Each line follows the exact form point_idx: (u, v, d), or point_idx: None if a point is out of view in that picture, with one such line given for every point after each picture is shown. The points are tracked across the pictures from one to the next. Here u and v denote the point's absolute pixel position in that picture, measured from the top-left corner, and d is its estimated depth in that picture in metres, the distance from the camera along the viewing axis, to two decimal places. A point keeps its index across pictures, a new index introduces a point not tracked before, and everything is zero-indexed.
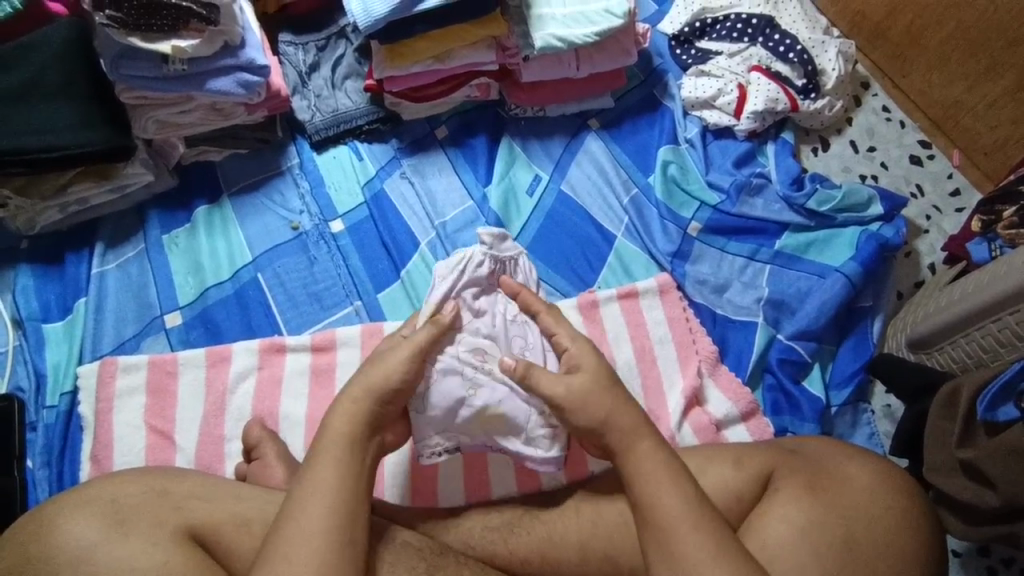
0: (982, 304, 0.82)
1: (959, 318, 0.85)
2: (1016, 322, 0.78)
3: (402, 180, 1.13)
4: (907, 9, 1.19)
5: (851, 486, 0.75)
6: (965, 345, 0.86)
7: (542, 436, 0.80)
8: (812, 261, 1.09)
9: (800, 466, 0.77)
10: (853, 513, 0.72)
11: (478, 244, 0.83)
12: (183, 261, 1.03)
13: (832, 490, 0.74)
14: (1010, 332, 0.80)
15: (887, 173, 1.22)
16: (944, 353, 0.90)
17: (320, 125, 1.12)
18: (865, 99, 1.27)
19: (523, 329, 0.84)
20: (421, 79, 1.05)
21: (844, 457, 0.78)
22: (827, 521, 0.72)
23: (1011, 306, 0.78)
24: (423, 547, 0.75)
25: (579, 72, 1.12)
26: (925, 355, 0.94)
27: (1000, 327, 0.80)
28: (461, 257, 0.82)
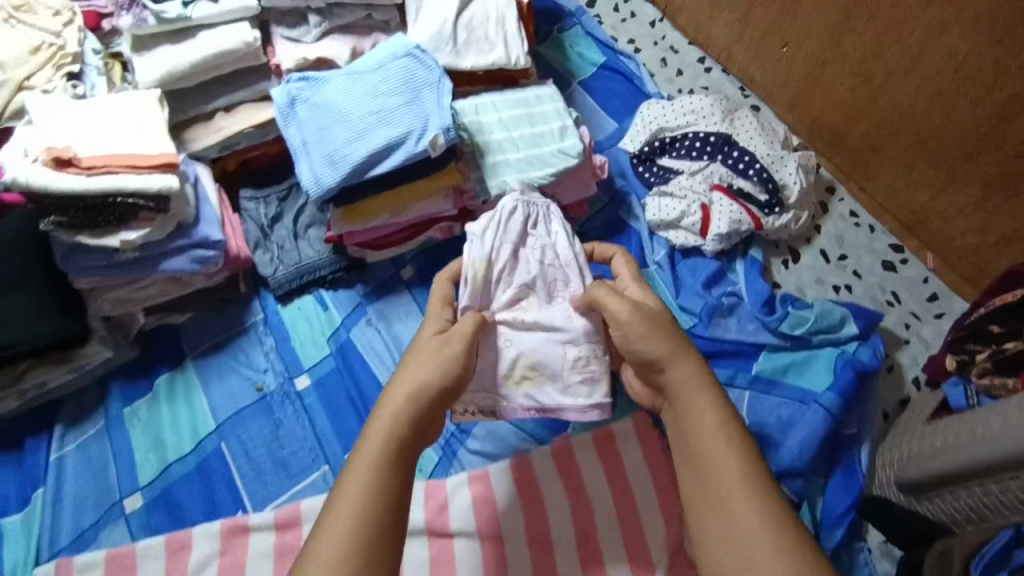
0: (980, 466, 0.77)
1: (948, 477, 0.81)
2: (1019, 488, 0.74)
3: (368, 327, 1.11)
4: (862, 119, 1.18)
5: None
6: (967, 497, 0.81)
7: (578, 386, 0.88)
8: (793, 385, 1.05)
9: None
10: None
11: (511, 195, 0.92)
12: (143, 437, 1.01)
13: None
14: (1011, 496, 0.76)
15: (861, 282, 1.20)
16: (944, 500, 0.85)
17: (283, 278, 1.11)
18: (831, 204, 1.27)
19: (561, 272, 0.90)
20: (379, 231, 1.04)
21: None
22: None
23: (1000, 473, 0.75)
24: None
25: None
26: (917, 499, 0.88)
27: (1003, 490, 0.76)
28: (493, 213, 0.90)
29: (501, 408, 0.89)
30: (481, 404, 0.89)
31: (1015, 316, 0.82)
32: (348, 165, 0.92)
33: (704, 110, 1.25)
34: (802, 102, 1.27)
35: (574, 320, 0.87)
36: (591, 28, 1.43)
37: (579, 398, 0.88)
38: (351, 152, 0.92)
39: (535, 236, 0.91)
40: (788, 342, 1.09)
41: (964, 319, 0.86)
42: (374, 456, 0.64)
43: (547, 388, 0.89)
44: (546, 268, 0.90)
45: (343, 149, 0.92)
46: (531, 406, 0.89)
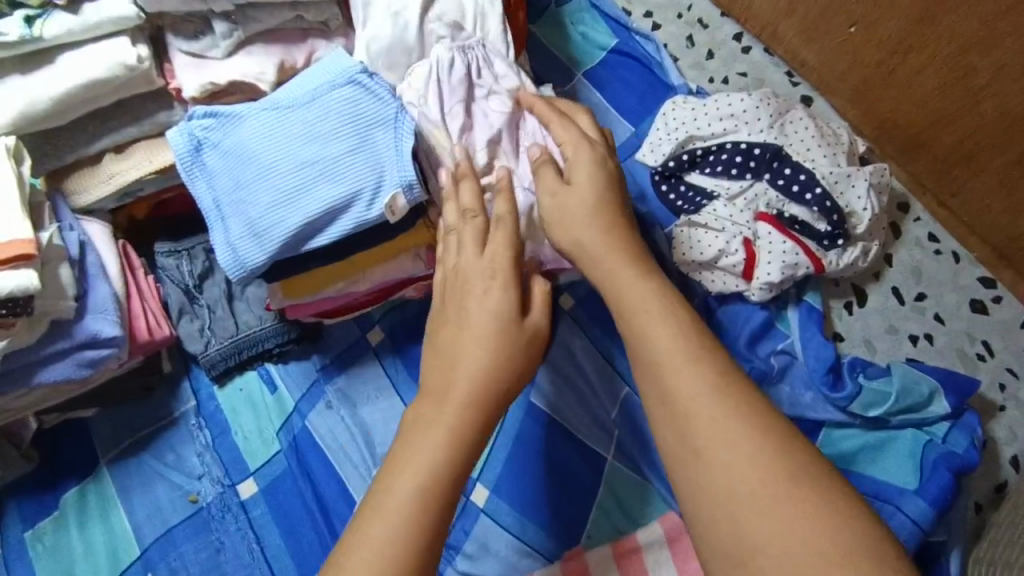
0: None
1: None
2: None
3: (327, 411, 0.88)
4: (955, 123, 0.92)
5: None
6: None
7: None
8: (867, 480, 0.83)
9: None
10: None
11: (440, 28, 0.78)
12: (52, 570, 0.81)
13: None
14: None
15: (943, 330, 0.96)
16: None
17: (217, 355, 0.87)
18: (904, 226, 1.02)
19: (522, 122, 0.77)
20: (332, 302, 0.81)
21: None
22: None
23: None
24: None
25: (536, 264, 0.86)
26: None
27: None
28: (429, 63, 0.76)
29: None
30: None
31: None
32: (275, 238, 0.67)
33: (745, 113, 0.98)
34: (871, 97, 1.00)
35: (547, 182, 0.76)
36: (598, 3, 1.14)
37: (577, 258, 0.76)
38: (280, 221, 0.67)
39: (484, 82, 0.77)
40: (857, 420, 0.86)
41: None
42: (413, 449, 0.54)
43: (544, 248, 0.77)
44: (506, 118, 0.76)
45: (268, 216, 0.67)
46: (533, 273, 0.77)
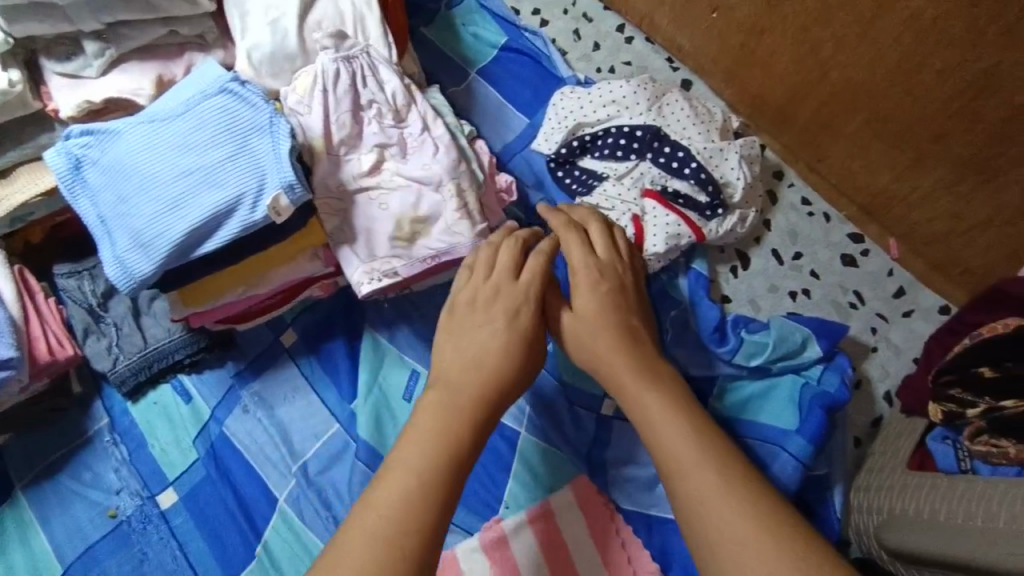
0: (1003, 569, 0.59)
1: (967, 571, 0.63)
2: None
3: (245, 414, 0.91)
4: (811, 95, 1.01)
5: None
6: None
7: (460, 222, 0.81)
8: (753, 424, 0.90)
9: None
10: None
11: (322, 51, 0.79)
12: None
13: None
14: None
15: (819, 284, 1.05)
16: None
17: (126, 371, 0.88)
18: (781, 192, 1.10)
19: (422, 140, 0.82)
20: (235, 306, 0.83)
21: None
22: None
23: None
24: None
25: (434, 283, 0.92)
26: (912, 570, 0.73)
27: None
28: (313, 75, 0.78)
29: (399, 270, 0.82)
30: (382, 267, 0.81)
31: (1011, 356, 0.69)
32: (163, 247, 0.69)
33: (626, 98, 1.04)
34: (741, 75, 1.08)
35: (432, 166, 0.81)
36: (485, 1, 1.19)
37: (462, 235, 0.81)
38: (165, 231, 0.69)
39: (369, 89, 0.80)
40: (745, 371, 0.93)
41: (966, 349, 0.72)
42: None
43: (435, 234, 0.82)
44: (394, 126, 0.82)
45: (153, 227, 0.69)
46: (425, 256, 0.82)
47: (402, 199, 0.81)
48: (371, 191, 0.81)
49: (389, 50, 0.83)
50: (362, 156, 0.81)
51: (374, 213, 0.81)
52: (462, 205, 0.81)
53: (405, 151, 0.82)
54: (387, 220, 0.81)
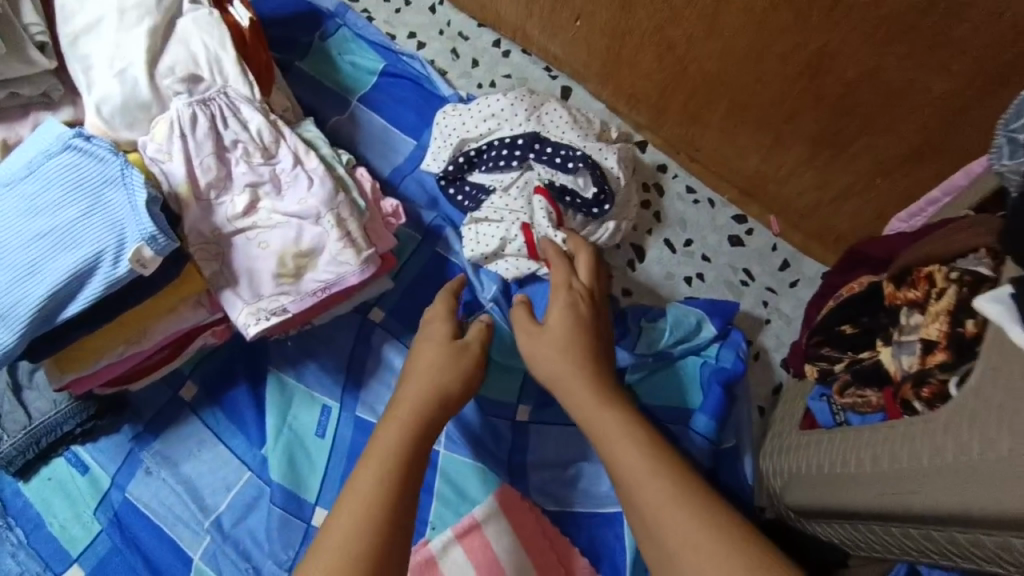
0: (875, 509, 0.61)
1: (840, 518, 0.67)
2: (922, 536, 0.58)
3: (149, 476, 0.87)
4: (676, 90, 1.06)
5: None
6: (865, 532, 0.66)
7: (344, 251, 0.81)
8: (659, 409, 0.94)
9: None
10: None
11: (178, 96, 0.78)
12: None
13: None
14: (914, 542, 0.60)
15: (711, 266, 1.10)
16: (836, 527, 0.72)
17: (12, 451, 0.84)
18: (666, 184, 1.15)
19: (294, 176, 0.82)
20: (118, 368, 0.80)
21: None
22: None
23: (865, 519, 0.64)
24: None
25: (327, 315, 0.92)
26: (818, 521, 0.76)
27: (903, 533, 0.60)
28: (171, 122, 0.77)
29: (289, 307, 0.81)
30: (270, 305, 0.81)
31: (867, 312, 0.71)
32: (22, 318, 0.67)
33: (503, 111, 1.06)
34: (613, 78, 1.13)
35: (308, 198, 0.81)
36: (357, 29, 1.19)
37: (347, 264, 0.81)
38: (22, 298, 0.67)
39: (232, 129, 0.79)
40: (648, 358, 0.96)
41: (837, 309, 0.73)
42: None
43: (321, 266, 0.82)
44: (265, 163, 0.81)
45: (9, 297, 0.67)
46: (313, 289, 0.82)
47: (282, 236, 0.81)
48: (249, 232, 0.81)
49: (249, 88, 0.82)
50: (235, 198, 0.80)
51: (254, 253, 0.80)
52: (344, 234, 0.81)
53: (279, 187, 0.82)
54: (268, 258, 0.80)
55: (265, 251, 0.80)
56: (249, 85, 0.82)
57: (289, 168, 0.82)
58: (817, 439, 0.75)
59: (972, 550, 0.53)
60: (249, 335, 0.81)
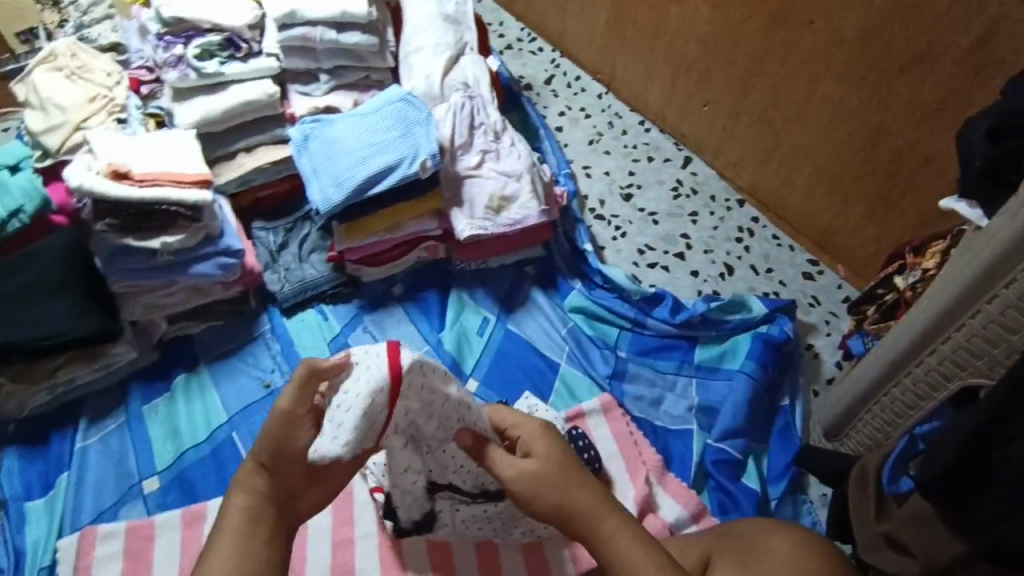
0: (889, 365, 0.92)
1: (874, 394, 0.97)
2: (925, 373, 0.88)
3: (364, 333, 1.27)
4: (774, 159, 1.45)
5: (773, 557, 0.76)
6: (892, 403, 0.96)
7: (533, 200, 1.25)
8: (728, 369, 1.24)
9: (722, 544, 0.82)
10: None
11: (457, 92, 1.28)
12: (161, 429, 1.11)
13: (754, 561, 0.77)
14: (925, 385, 0.90)
15: (786, 288, 1.41)
16: (874, 416, 0.99)
17: (289, 294, 1.26)
18: (757, 230, 1.51)
19: (511, 151, 1.28)
20: (375, 247, 1.23)
21: (772, 532, 0.80)
22: None
23: (885, 387, 0.96)
24: None
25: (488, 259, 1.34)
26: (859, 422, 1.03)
27: (914, 380, 0.90)
28: (448, 107, 1.26)
29: (490, 227, 1.22)
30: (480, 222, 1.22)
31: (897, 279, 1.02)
32: (350, 187, 1.12)
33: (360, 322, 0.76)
34: (725, 149, 1.55)
35: (517, 165, 1.26)
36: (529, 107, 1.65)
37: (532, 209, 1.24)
38: (355, 173, 1.12)
39: (481, 117, 1.28)
40: (713, 332, 1.28)
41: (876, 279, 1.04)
42: None
43: (514, 208, 1.24)
44: (493, 141, 1.27)
45: (347, 172, 1.12)
46: (507, 221, 1.23)
47: (496, 183, 1.24)
48: (475, 177, 1.24)
49: (492, 99, 1.31)
50: (470, 157, 1.25)
51: (476, 189, 1.24)
52: (533, 191, 1.25)
53: (499, 156, 1.27)
54: (483, 195, 1.23)
55: (483, 192, 1.23)
56: (493, 98, 1.31)
57: (508, 147, 1.28)
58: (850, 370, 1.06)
59: (950, 358, 0.85)
60: (461, 239, 1.21)
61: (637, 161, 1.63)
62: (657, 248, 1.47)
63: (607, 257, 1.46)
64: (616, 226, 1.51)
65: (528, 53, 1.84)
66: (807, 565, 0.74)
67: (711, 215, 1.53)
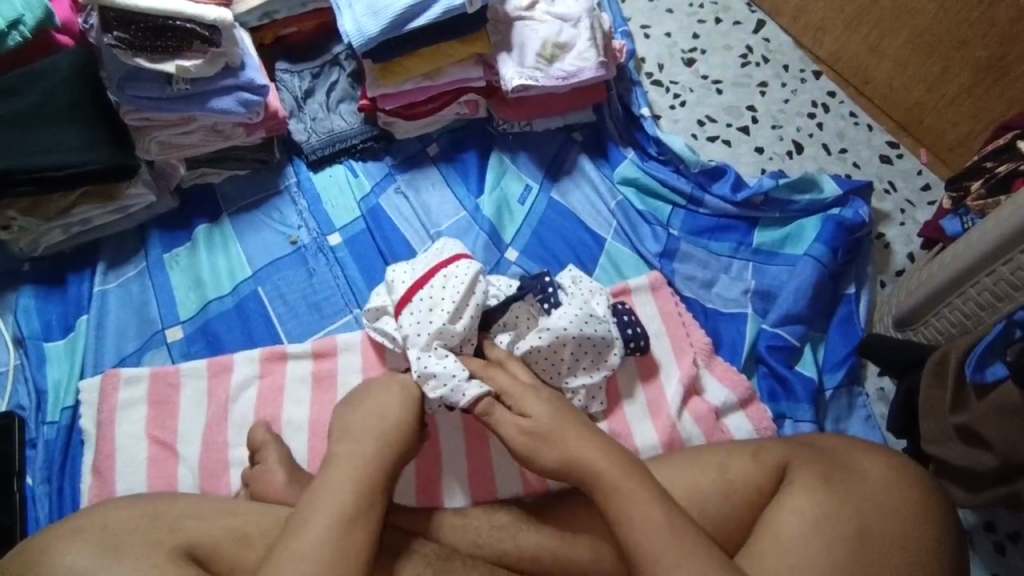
0: (990, 247, 0.81)
1: (958, 281, 0.87)
2: None
3: (396, 194, 1.16)
4: (864, 23, 1.27)
5: (864, 477, 0.71)
6: (976, 294, 0.86)
7: (589, 50, 1.10)
8: (789, 255, 1.14)
9: (813, 456, 0.74)
10: (870, 507, 0.68)
11: None
12: (183, 278, 1.05)
13: (847, 481, 0.70)
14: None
15: (859, 172, 1.28)
16: (953, 310, 0.90)
17: (316, 145, 1.15)
18: (832, 105, 1.35)
19: None
20: (411, 96, 1.12)
21: (858, 449, 0.74)
22: (840, 514, 0.68)
23: (989, 267, 0.83)
24: (429, 553, 0.74)
25: (526, 123, 1.21)
26: (932, 314, 0.94)
27: (1013, 267, 0.80)
28: None
29: (539, 78, 1.09)
30: (528, 71, 1.08)
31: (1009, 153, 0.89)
32: (389, 15, 1.01)
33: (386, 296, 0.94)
34: (807, 11, 1.36)
35: (571, 9, 1.11)
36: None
37: (589, 59, 1.09)
38: (392, 2, 1.01)
39: None
40: (777, 214, 1.17)
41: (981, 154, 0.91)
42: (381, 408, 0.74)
43: (568, 58, 1.10)
44: None
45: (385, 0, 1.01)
46: (559, 73, 1.09)
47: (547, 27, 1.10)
48: (526, 21, 1.11)
49: None
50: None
51: (526, 34, 1.10)
52: (592, 39, 1.10)
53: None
54: (536, 40, 1.10)
55: (533, 37, 1.10)
56: None
57: None
58: (928, 261, 0.96)
59: None
60: (507, 92, 1.09)
61: (702, 22, 1.44)
62: (718, 120, 1.33)
63: (662, 126, 1.33)
64: (674, 94, 1.36)
65: None
66: (898, 486, 0.70)
67: (782, 86, 1.37)
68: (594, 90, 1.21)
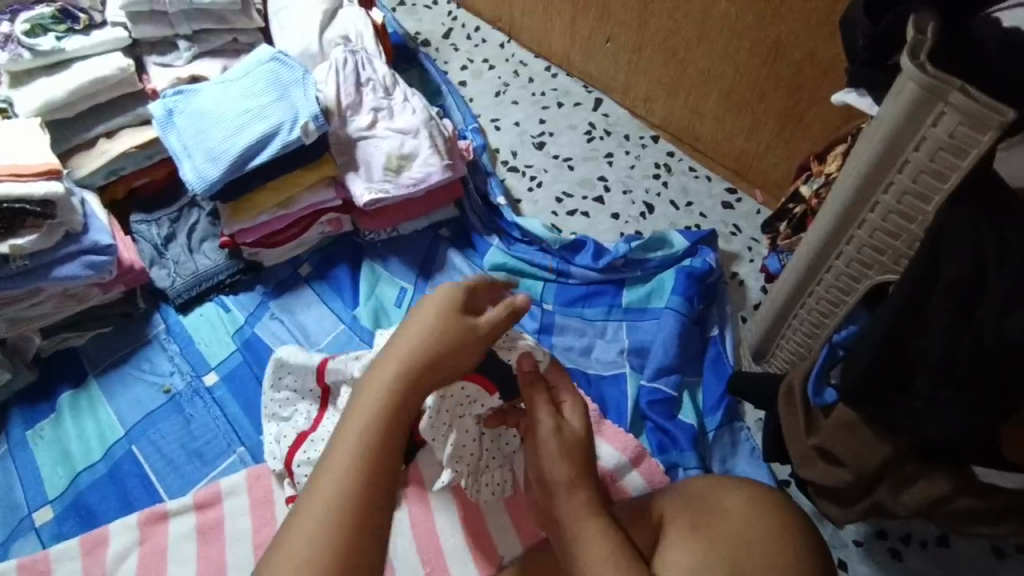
0: (794, 284, 0.91)
1: (779, 317, 0.97)
2: (824, 291, 0.88)
3: (272, 321, 1.16)
4: (679, 92, 1.43)
5: (728, 520, 0.74)
6: (799, 324, 0.95)
7: (432, 155, 1.17)
8: (655, 309, 1.21)
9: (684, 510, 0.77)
10: (738, 551, 0.71)
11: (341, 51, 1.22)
12: (49, 454, 1.00)
13: (713, 527, 0.74)
14: (825, 302, 0.89)
15: (707, 221, 1.39)
16: (790, 339, 0.99)
17: (181, 288, 1.14)
18: (673, 164, 1.48)
19: (405, 106, 1.21)
20: (270, 225, 1.14)
21: (722, 491, 0.78)
22: (711, 562, 0.71)
23: (800, 300, 0.92)
24: None
25: (392, 229, 1.26)
26: (775, 344, 1.03)
27: (816, 298, 0.90)
28: (332, 70, 1.19)
29: (388, 188, 1.15)
30: (378, 185, 1.14)
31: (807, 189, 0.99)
32: (228, 159, 1.05)
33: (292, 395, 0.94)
34: (632, 86, 1.51)
35: (408, 122, 1.19)
36: (427, 62, 1.55)
37: (433, 163, 1.16)
38: (230, 148, 1.05)
39: (368, 77, 1.21)
40: (638, 272, 1.25)
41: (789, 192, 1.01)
42: (416, 339, 0.65)
43: (414, 166, 1.16)
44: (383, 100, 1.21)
45: (222, 146, 1.06)
46: (408, 180, 1.15)
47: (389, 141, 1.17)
48: (369, 139, 1.17)
49: (377, 62, 1.24)
50: (360, 118, 1.18)
51: (371, 151, 1.16)
52: (433, 145, 1.18)
53: (391, 114, 1.20)
54: (380, 155, 1.16)
55: (378, 152, 1.16)
56: (375, 58, 1.24)
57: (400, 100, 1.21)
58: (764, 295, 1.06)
59: (846, 271, 0.84)
60: (361, 206, 1.14)
61: (547, 108, 1.57)
62: (575, 195, 1.43)
63: (524, 209, 1.41)
64: (531, 177, 1.46)
65: (422, 8, 1.77)
66: (758, 522, 0.73)
67: (626, 154, 1.49)
68: (450, 189, 1.26)
